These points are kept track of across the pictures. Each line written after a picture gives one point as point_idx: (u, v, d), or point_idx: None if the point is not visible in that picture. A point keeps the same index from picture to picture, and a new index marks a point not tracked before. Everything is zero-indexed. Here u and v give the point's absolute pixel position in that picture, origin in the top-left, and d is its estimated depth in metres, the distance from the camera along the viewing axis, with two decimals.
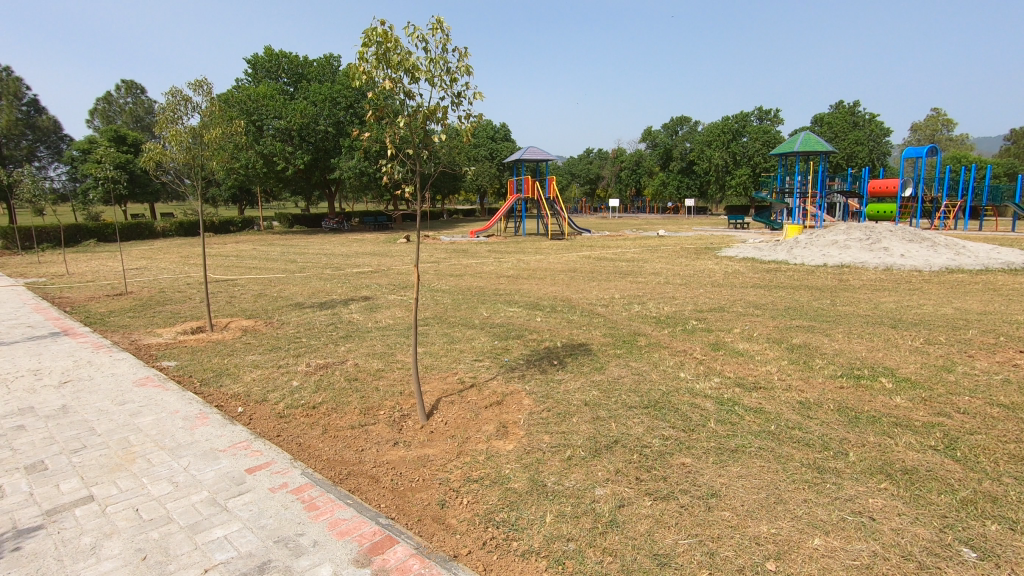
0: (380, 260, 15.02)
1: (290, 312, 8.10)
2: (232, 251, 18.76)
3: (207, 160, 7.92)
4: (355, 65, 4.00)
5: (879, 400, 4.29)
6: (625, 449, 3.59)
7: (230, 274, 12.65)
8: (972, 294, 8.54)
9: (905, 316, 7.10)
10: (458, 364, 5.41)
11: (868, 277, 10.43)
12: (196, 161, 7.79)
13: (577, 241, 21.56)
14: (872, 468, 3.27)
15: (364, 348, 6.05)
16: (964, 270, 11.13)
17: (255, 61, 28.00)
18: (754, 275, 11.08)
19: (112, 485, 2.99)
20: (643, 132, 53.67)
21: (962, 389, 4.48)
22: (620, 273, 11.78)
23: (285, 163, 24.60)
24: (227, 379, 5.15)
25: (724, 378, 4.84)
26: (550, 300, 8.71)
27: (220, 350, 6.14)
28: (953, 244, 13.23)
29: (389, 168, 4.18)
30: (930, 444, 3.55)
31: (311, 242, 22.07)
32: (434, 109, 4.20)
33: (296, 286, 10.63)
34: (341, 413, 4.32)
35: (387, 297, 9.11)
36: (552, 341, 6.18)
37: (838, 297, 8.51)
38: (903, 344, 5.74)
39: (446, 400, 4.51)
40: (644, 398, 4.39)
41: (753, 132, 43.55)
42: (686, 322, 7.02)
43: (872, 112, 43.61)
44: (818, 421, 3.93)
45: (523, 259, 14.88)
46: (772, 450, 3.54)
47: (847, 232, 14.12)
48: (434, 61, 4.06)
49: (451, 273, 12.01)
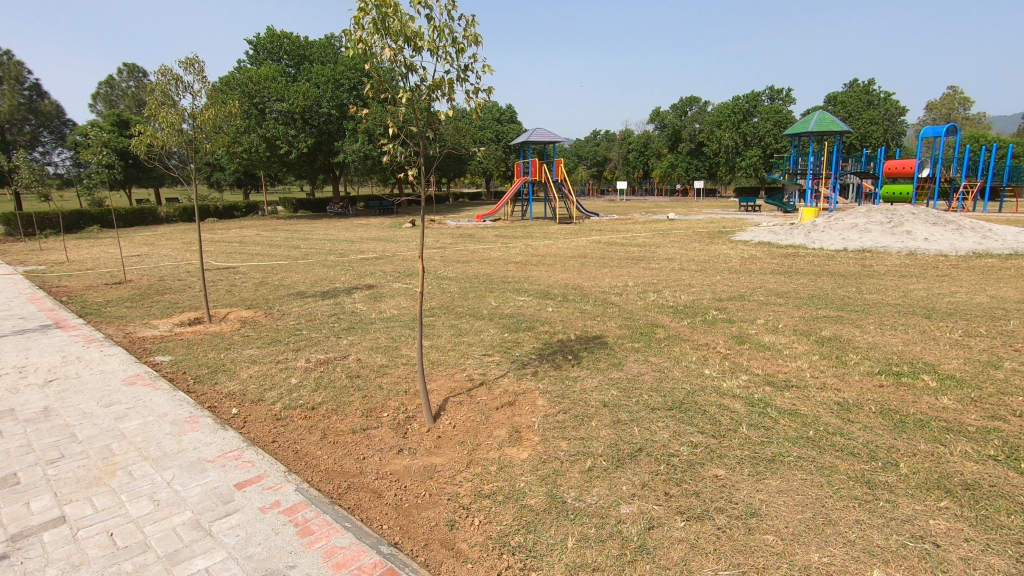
0: (385, 246, 14.70)
1: (292, 302, 7.80)
2: (235, 237, 18.50)
3: (202, 144, 7.55)
4: (350, 33, 3.61)
5: (924, 401, 3.95)
6: (651, 458, 3.27)
7: (232, 261, 12.36)
8: (1006, 281, 8.11)
9: (938, 305, 6.71)
10: (466, 359, 5.10)
11: (892, 263, 10.01)
12: (191, 145, 7.41)
13: (586, 225, 21.15)
14: (928, 482, 2.95)
15: (367, 341, 5.74)
16: (992, 255, 10.67)
17: (257, 42, 27.42)
18: (772, 261, 10.68)
19: (87, 503, 2.72)
20: (652, 113, 52.79)
21: (1012, 389, 4.13)
22: (632, 259, 11.42)
23: (288, 147, 24.17)
24: (222, 377, 4.86)
25: (752, 376, 4.50)
26: (560, 288, 8.37)
27: (217, 344, 5.85)
28: (978, 227, 12.72)
29: (391, 149, 3.80)
30: (989, 453, 3.21)
31: (315, 227, 21.75)
32: (440, 84, 3.82)
33: (298, 274, 10.32)
34: (341, 415, 4.02)
35: (392, 286, 8.79)
36: (565, 333, 5.85)
37: (863, 284, 8.12)
38: (941, 337, 5.38)
39: (454, 400, 4.20)
40: (668, 399, 4.07)
41: (765, 112, 42.64)
42: (706, 312, 6.67)
43: (887, 91, 42.53)
44: (860, 426, 3.59)
45: (531, 244, 14.54)
46: (813, 459, 3.21)
47: (867, 215, 13.61)
48: (439, 30, 3.67)
49: (458, 260, 11.69)
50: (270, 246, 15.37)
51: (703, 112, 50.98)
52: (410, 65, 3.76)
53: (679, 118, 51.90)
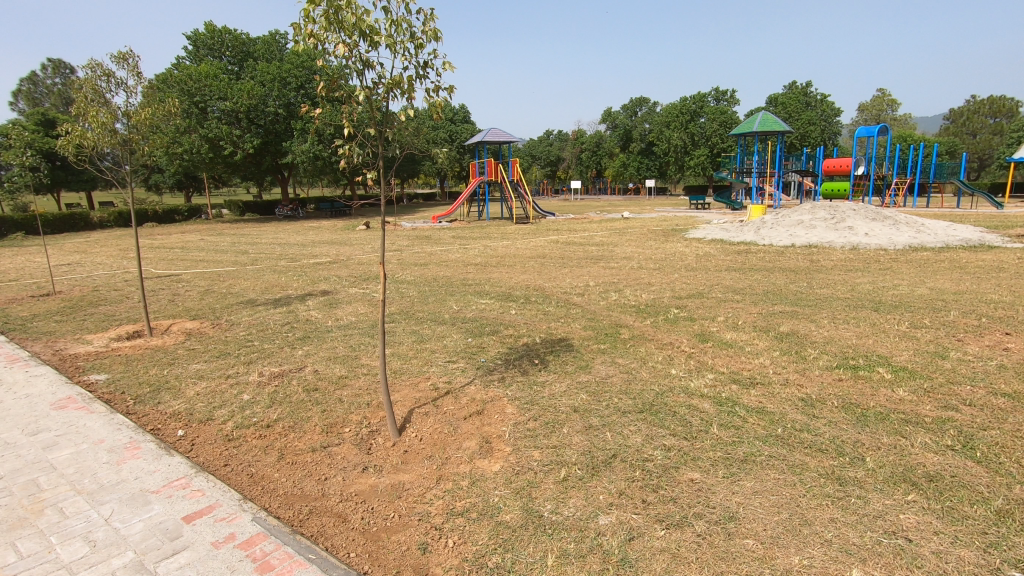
0: (339, 249, 14.25)
1: (241, 311, 7.40)
2: (177, 242, 17.56)
3: (138, 145, 7.04)
4: (299, 27, 3.39)
5: (882, 394, 4.06)
6: (625, 464, 3.21)
7: (174, 269, 11.69)
8: (942, 273, 8.56)
9: (884, 298, 6.99)
10: (430, 367, 4.92)
11: (838, 258, 10.43)
12: (124, 146, 6.90)
13: (543, 225, 21.18)
14: (894, 476, 3.00)
15: (325, 351, 5.49)
16: (927, 248, 11.29)
17: (195, 38, 26.17)
18: (726, 258, 10.95)
19: (10, 549, 2.43)
20: (603, 113, 53.66)
21: (961, 378, 4.30)
22: (590, 259, 11.46)
23: (232, 147, 23.15)
24: (165, 395, 4.50)
25: (718, 374, 4.53)
26: (522, 289, 8.29)
27: (160, 359, 5.44)
28: (913, 222, 13.44)
29: (348, 151, 3.59)
30: (947, 444, 3.31)
31: (263, 231, 20.93)
32: (397, 81, 3.64)
33: (247, 280, 9.84)
34: (299, 432, 3.78)
35: (347, 291, 8.48)
36: (530, 336, 5.76)
37: (813, 279, 8.39)
38: (891, 330, 5.58)
39: (420, 411, 4.03)
40: (638, 402, 4.03)
41: (711, 113, 43.97)
42: (667, 310, 6.72)
43: (823, 93, 44.70)
44: (825, 422, 3.65)
45: (489, 245, 14.42)
46: (784, 458, 3.23)
47: (811, 211, 14.16)
48: (396, 24, 3.50)
49: (415, 263, 11.44)
50: (216, 251, 14.65)
51: (653, 113, 52.21)
52: (366, 61, 3.57)
53: (630, 118, 53.21)
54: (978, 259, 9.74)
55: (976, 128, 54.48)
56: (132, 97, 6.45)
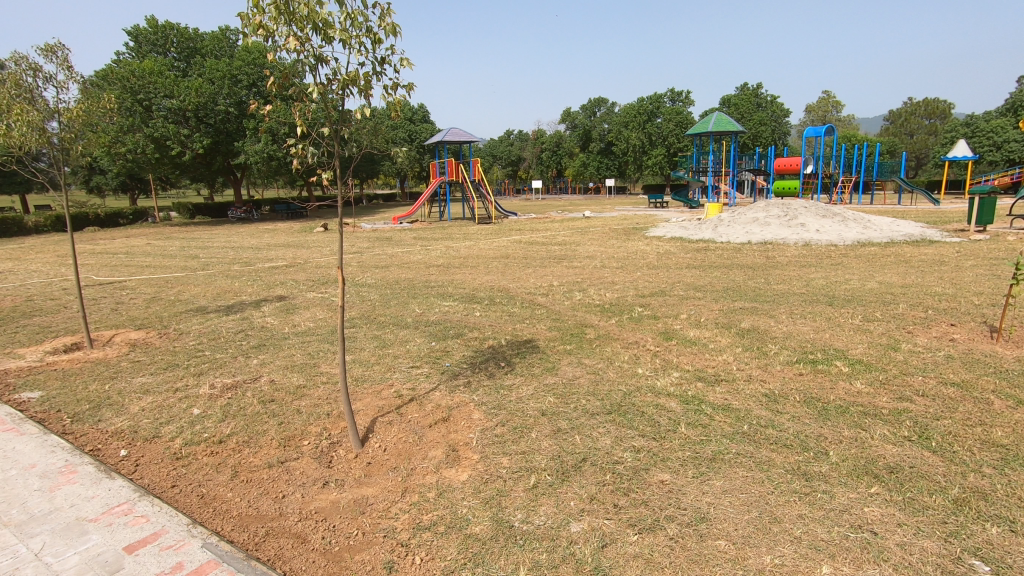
0: (296, 252, 13.81)
1: (191, 319, 7.04)
2: (121, 247, 16.70)
3: (73, 144, 6.58)
4: (246, 18, 3.19)
5: (841, 387, 4.15)
6: (596, 467, 3.16)
7: (118, 275, 11.06)
8: (889, 267, 8.92)
9: (837, 293, 7.22)
10: (393, 373, 4.77)
11: (792, 254, 10.75)
12: (58, 145, 6.43)
13: (505, 225, 21.12)
14: (857, 469, 3.05)
15: (281, 359, 5.25)
16: (873, 243, 11.78)
17: (137, 33, 24.94)
18: (686, 255, 11.13)
19: None
20: (563, 114, 54.06)
21: (913, 369, 4.45)
22: (554, 258, 11.45)
23: (180, 147, 22.15)
24: (107, 413, 4.20)
25: (684, 373, 4.54)
26: (486, 291, 8.19)
27: (101, 373, 5.10)
28: (860, 218, 14.00)
29: (302, 150, 3.41)
30: (904, 434, 3.40)
31: (214, 234, 20.12)
32: (354, 78, 3.48)
33: (198, 286, 9.39)
34: (254, 447, 3.59)
35: (305, 296, 8.20)
36: (495, 338, 5.67)
37: (770, 275, 8.60)
38: (846, 324, 5.75)
39: (383, 420, 3.88)
40: (606, 403, 3.99)
41: (668, 113, 44.82)
42: (631, 309, 6.75)
43: (773, 94, 46.28)
44: (789, 417, 3.70)
45: (452, 246, 14.25)
46: (751, 455, 3.24)
47: (766, 209, 14.56)
48: (351, 18, 3.35)
49: (376, 265, 11.18)
50: (163, 256, 13.96)
51: (611, 113, 52.93)
52: (319, 56, 3.40)
53: (589, 118, 53.88)
54: (922, 253, 10.20)
55: (913, 129, 57.49)
56: (64, 94, 6.03)
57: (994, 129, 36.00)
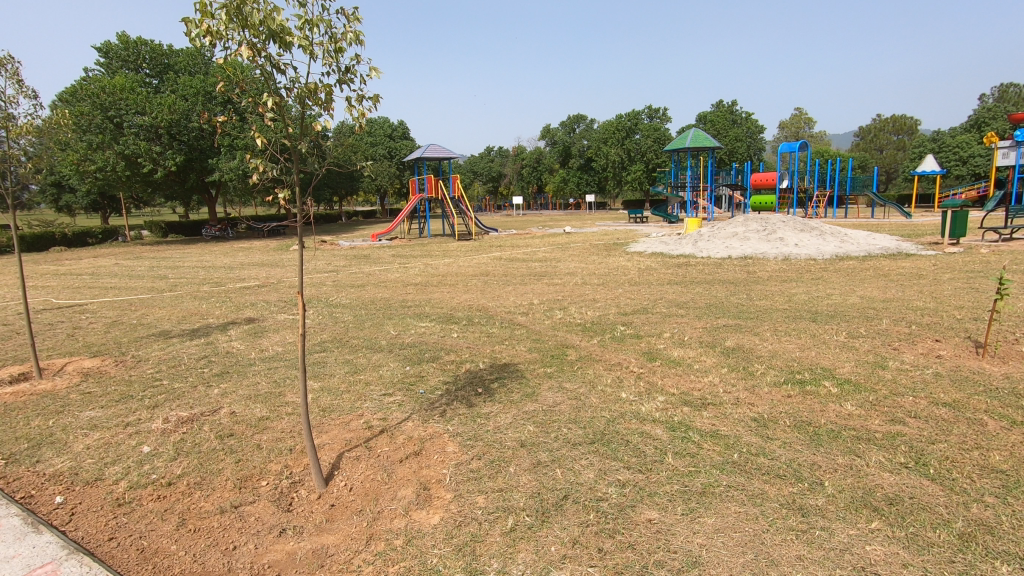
0: (270, 272, 13.43)
1: (152, 345, 6.66)
2: (87, 268, 16.08)
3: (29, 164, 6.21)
4: (194, 21, 2.96)
5: (831, 409, 3.99)
6: (578, 506, 2.93)
7: (80, 298, 10.56)
8: (870, 281, 8.91)
9: (820, 308, 7.14)
10: (363, 402, 4.48)
11: (772, 268, 10.74)
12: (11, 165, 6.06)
13: (485, 241, 20.92)
14: (855, 502, 2.87)
15: (245, 389, 4.93)
16: (852, 257, 11.85)
17: (108, 49, 24.47)
18: (667, 270, 11.07)
19: None
20: (542, 130, 54.60)
21: (903, 389, 4.31)
22: (534, 275, 11.29)
23: (152, 165, 21.57)
24: (46, 453, 3.84)
25: (669, 397, 4.33)
26: (464, 310, 7.95)
27: (47, 406, 4.72)
28: (838, 232, 14.09)
29: (259, 165, 3.14)
30: (900, 461, 3.23)
31: (186, 253, 19.58)
32: (314, 87, 3.25)
33: (163, 309, 8.98)
34: (206, 490, 3.28)
35: (275, 318, 7.87)
36: (473, 361, 5.43)
37: (752, 291, 8.52)
38: (831, 340, 5.64)
39: (350, 455, 3.60)
40: (588, 431, 3.77)
41: (645, 130, 45.20)
42: (613, 328, 6.57)
43: (747, 111, 47.27)
44: (780, 443, 3.52)
45: (430, 263, 14.01)
46: (743, 487, 3.04)
47: (744, 224, 14.59)
48: (312, 24, 3.14)
49: (351, 284, 10.87)
50: (131, 278, 13.44)
51: (590, 130, 53.53)
52: (276, 64, 3.17)
53: (568, 135, 54.45)
54: (900, 266, 10.25)
55: (883, 144, 59.19)
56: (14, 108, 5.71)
57: (960, 144, 37.14)
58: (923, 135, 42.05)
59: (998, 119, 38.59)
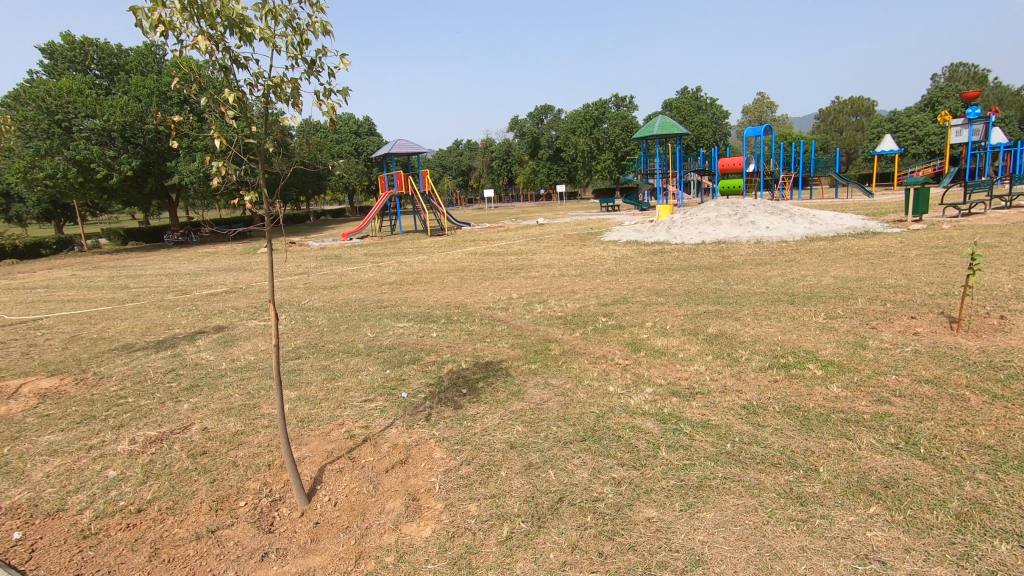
0: (238, 277, 12.98)
1: (115, 360, 6.33)
2: (41, 281, 15.33)
3: None
4: (143, 11, 2.72)
5: (818, 392, 3.99)
6: (574, 508, 2.84)
7: (34, 313, 10.02)
8: (841, 261, 9.05)
9: (796, 290, 7.20)
10: (344, 410, 4.30)
11: (746, 252, 10.83)
12: None
13: (458, 236, 20.69)
14: (852, 487, 2.84)
15: (217, 402, 4.70)
16: (821, 238, 12.04)
17: (53, 50, 23.30)
18: (643, 259, 11.06)
19: None
20: (510, 121, 54.36)
21: (885, 367, 4.34)
22: (511, 269, 11.17)
23: (106, 170, 20.67)
24: (2, 484, 3.57)
25: (657, 388, 4.28)
26: (442, 308, 7.78)
27: (1, 433, 4.40)
28: (806, 213, 14.31)
29: (221, 167, 2.92)
30: (891, 442, 3.23)
31: (148, 261, 18.85)
32: (278, 82, 3.05)
33: (125, 321, 8.56)
34: (180, 515, 3.08)
35: (246, 325, 7.58)
36: (456, 361, 5.29)
37: (729, 275, 8.57)
38: (811, 322, 5.67)
39: (332, 468, 3.43)
40: (579, 428, 3.69)
41: (613, 118, 45.11)
42: (595, 319, 6.49)
43: (712, 97, 47.88)
44: (771, 430, 3.49)
45: (404, 261, 13.77)
46: (739, 478, 3.00)
47: (716, 209, 14.69)
48: (274, 15, 2.94)
49: (323, 286, 10.58)
50: (90, 289, 12.83)
51: (558, 120, 53.55)
52: (236, 58, 2.97)
53: (536, 125, 54.38)
54: (869, 245, 10.45)
55: (842, 125, 60.74)
56: None
57: (915, 123, 38.25)
58: (881, 116, 43.17)
59: (951, 98, 39.87)
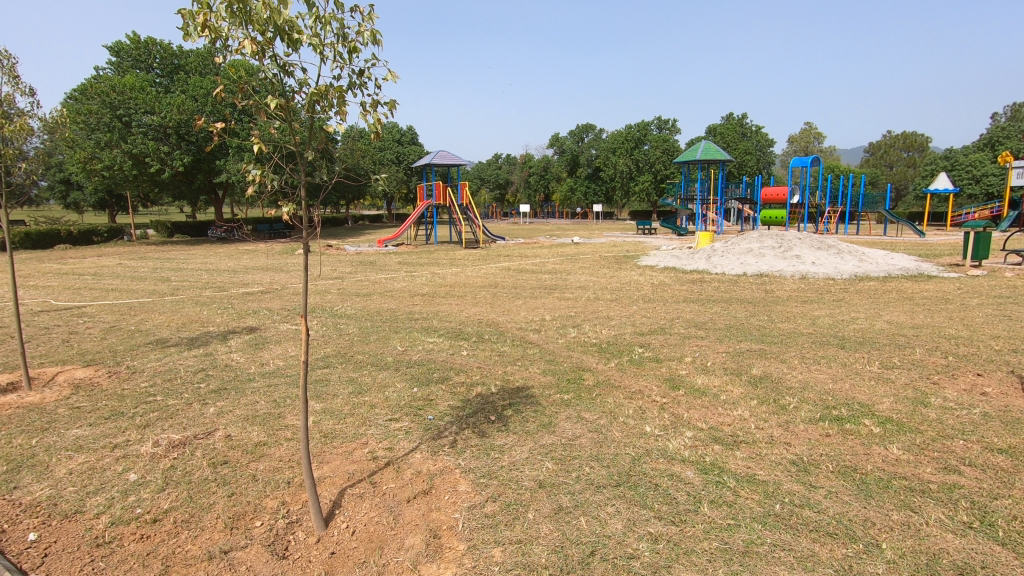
0: (274, 277, 13.16)
1: (150, 354, 6.39)
2: (87, 267, 15.82)
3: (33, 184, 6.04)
4: (190, 15, 2.69)
5: (876, 453, 3.67)
6: (607, 564, 2.62)
7: (79, 300, 10.29)
8: (894, 304, 8.58)
9: (847, 333, 6.78)
10: (368, 429, 4.16)
11: (790, 287, 10.41)
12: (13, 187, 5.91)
13: (492, 249, 20.67)
14: (921, 571, 2.54)
15: (243, 408, 4.63)
16: (871, 278, 11.49)
17: (120, 48, 24.50)
18: (681, 287, 10.76)
19: None
20: (551, 139, 54.82)
21: (952, 431, 3.97)
22: (545, 288, 10.99)
23: (160, 165, 21.36)
24: (26, 478, 3.55)
25: (697, 433, 4.01)
26: (473, 325, 7.64)
27: (32, 423, 4.42)
28: (855, 249, 13.70)
29: (258, 175, 2.82)
30: (964, 520, 2.91)
31: (191, 255, 19.43)
32: (322, 90, 2.95)
33: (163, 315, 8.68)
34: (195, 530, 2.98)
35: (277, 328, 7.59)
36: (485, 385, 5.11)
37: (773, 312, 8.21)
38: (865, 371, 5.31)
39: (353, 492, 3.28)
40: (612, 471, 3.46)
41: (654, 140, 44.73)
42: (631, 350, 6.24)
43: (757, 124, 47.31)
44: (825, 493, 3.20)
45: (438, 272, 13.77)
46: (790, 547, 2.72)
47: (759, 239, 14.17)
48: (322, 22, 2.86)
49: (357, 293, 10.59)
50: (133, 279, 13.19)
51: (599, 139, 53.68)
52: (283, 65, 2.89)
53: (577, 143, 54.40)
54: (925, 289, 9.89)
55: (892, 160, 59.14)
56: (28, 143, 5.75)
57: (973, 162, 36.63)
58: (936, 153, 41.62)
59: (1013, 138, 38.16)
